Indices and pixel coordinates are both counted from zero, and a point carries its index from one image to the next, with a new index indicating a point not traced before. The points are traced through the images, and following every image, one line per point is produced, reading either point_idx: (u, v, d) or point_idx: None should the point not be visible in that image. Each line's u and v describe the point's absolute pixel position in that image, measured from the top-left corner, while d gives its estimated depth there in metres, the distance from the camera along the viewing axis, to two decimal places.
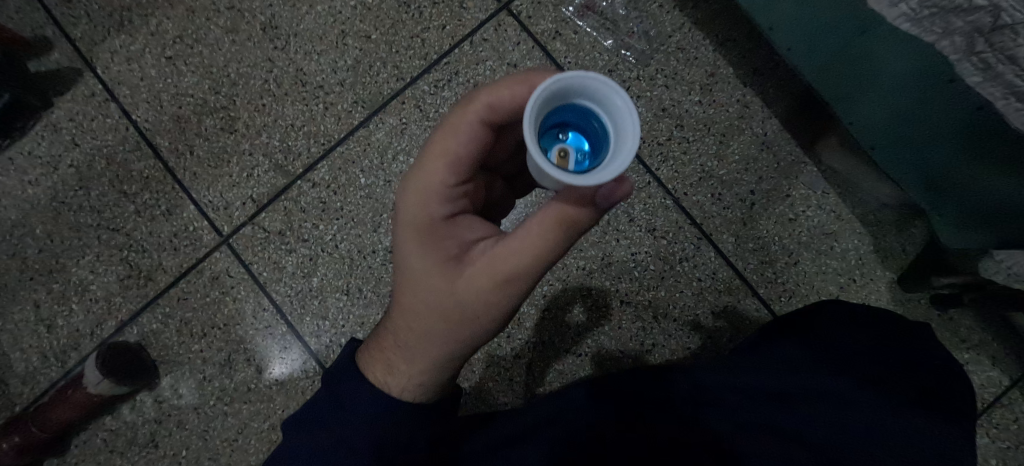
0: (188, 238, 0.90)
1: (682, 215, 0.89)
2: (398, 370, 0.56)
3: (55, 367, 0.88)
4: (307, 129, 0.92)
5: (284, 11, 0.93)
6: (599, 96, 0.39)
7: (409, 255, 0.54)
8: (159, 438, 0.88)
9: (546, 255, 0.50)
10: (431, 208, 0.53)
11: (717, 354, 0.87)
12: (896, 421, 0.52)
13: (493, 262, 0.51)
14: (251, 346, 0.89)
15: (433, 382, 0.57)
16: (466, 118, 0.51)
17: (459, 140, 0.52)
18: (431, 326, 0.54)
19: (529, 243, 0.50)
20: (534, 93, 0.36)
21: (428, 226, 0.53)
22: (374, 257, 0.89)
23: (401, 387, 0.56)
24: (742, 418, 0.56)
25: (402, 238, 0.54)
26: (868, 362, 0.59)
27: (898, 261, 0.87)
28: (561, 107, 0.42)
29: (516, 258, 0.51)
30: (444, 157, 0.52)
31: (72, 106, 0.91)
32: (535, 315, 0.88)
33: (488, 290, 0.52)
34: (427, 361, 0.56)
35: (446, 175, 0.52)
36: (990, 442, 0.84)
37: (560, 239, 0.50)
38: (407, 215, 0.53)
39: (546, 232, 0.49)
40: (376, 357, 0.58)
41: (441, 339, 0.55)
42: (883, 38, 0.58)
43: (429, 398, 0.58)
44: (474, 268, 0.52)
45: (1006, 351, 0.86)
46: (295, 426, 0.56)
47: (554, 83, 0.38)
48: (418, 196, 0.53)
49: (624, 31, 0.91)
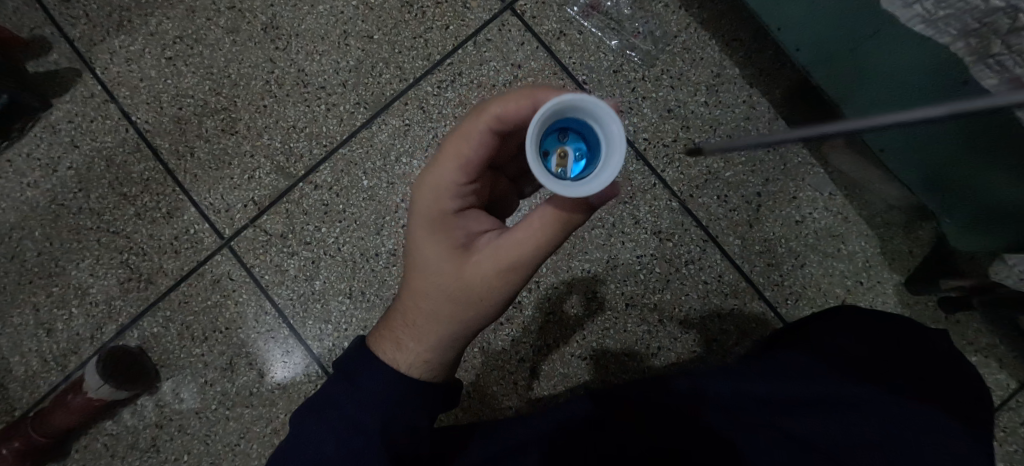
0: (189, 241, 0.89)
1: (688, 217, 0.89)
2: (407, 346, 0.58)
3: (55, 371, 0.87)
4: (309, 130, 0.91)
5: (286, 11, 0.92)
6: (596, 109, 0.40)
7: (421, 243, 0.55)
8: (160, 442, 0.87)
9: (550, 245, 0.53)
10: (444, 199, 0.54)
11: (723, 357, 0.87)
12: (911, 424, 0.51)
13: (500, 251, 0.53)
14: (253, 349, 0.88)
15: (440, 357, 0.58)
16: (476, 126, 0.51)
17: (471, 143, 0.52)
18: (441, 306, 0.56)
19: (535, 233, 0.52)
20: (534, 115, 0.39)
21: (440, 217, 0.54)
22: (377, 259, 0.88)
23: (409, 362, 0.57)
24: (751, 418, 0.55)
25: (415, 229, 0.56)
26: (877, 365, 0.59)
27: (906, 264, 0.87)
28: (562, 116, 0.42)
29: (522, 248, 0.53)
30: (457, 158, 0.52)
31: (71, 107, 0.90)
32: (540, 319, 0.88)
33: (495, 276, 0.54)
34: (435, 339, 0.57)
35: (459, 172, 0.53)
36: (997, 445, 0.84)
37: (564, 231, 0.52)
38: (421, 206, 0.55)
39: (551, 223, 0.52)
40: (385, 336, 0.60)
41: (449, 318, 0.56)
42: (899, 38, 0.57)
43: (438, 376, 0.59)
44: (482, 256, 0.54)
45: (1015, 354, 0.85)
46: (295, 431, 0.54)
47: (554, 103, 0.39)
48: (432, 191, 0.54)
49: (629, 32, 0.91)
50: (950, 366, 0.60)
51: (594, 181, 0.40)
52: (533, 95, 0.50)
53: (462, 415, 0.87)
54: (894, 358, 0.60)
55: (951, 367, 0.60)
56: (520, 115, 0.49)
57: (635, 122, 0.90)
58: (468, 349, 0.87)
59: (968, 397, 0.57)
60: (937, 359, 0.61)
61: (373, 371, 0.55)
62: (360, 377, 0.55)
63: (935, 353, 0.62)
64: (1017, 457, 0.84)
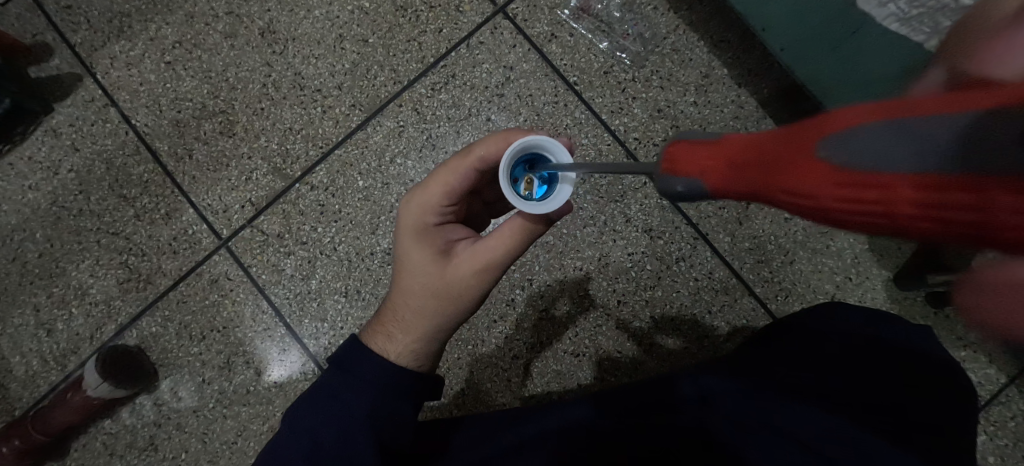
0: (187, 241, 0.91)
1: (678, 215, 0.90)
2: (396, 336, 0.60)
3: (55, 371, 0.88)
4: (305, 132, 0.92)
5: (282, 16, 0.94)
6: (546, 148, 0.52)
7: (407, 249, 0.60)
8: (158, 441, 0.88)
9: (521, 247, 0.57)
10: (428, 213, 0.59)
11: (714, 354, 0.88)
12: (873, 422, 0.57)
13: (476, 253, 0.57)
14: (250, 348, 0.89)
15: (428, 347, 0.60)
16: (460, 157, 0.57)
17: (456, 174, 0.58)
18: (424, 301, 0.59)
19: (507, 236, 0.57)
20: (502, 163, 0.49)
21: (425, 228, 0.59)
22: (373, 259, 0.90)
23: (397, 352, 0.59)
24: (746, 420, 0.57)
25: (402, 239, 0.60)
26: (850, 361, 0.62)
27: (894, 260, 0.88)
28: (519, 160, 0.53)
29: (495, 253, 0.57)
30: (441, 182, 0.58)
31: (72, 111, 0.92)
32: (534, 316, 0.89)
33: (473, 276, 0.58)
34: (421, 329, 0.59)
35: (443, 194, 0.59)
36: (988, 439, 0.85)
37: (531, 235, 0.57)
38: (407, 219, 0.60)
39: (521, 227, 0.56)
40: (376, 330, 0.62)
41: (433, 314, 0.59)
42: (874, 37, 0.59)
43: (426, 366, 0.60)
44: (461, 258, 0.58)
45: (1003, 349, 0.86)
46: (294, 430, 0.56)
47: (512, 153, 0.50)
48: (418, 206, 0.59)
49: (619, 34, 0.92)
50: (931, 370, 0.62)
51: (552, 202, 0.51)
52: (508, 135, 0.57)
53: (456, 413, 0.88)
54: (872, 359, 0.63)
55: (932, 369, 0.63)
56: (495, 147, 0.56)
57: (625, 122, 0.91)
58: (461, 348, 0.88)
59: (940, 398, 0.60)
60: (919, 363, 0.63)
61: (375, 370, 0.57)
62: (362, 378, 0.57)
63: (915, 352, 0.64)
64: (1008, 450, 0.84)
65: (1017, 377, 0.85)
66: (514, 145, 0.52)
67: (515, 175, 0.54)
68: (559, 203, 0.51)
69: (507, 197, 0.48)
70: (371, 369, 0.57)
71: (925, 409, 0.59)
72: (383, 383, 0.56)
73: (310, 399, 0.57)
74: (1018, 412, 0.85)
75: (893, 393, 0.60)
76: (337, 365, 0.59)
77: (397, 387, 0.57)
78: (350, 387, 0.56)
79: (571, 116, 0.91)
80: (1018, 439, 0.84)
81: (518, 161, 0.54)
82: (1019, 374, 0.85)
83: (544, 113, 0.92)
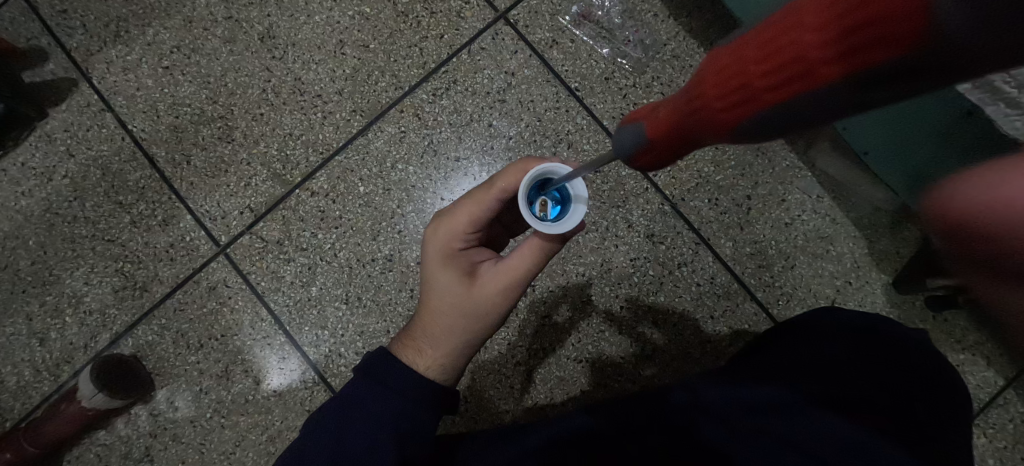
0: (185, 248, 0.89)
1: (680, 220, 0.90)
2: (426, 352, 0.60)
3: (47, 381, 0.86)
4: (305, 138, 0.91)
5: (282, 21, 0.94)
6: (555, 173, 0.53)
7: (433, 272, 0.60)
8: (154, 452, 0.86)
9: (540, 265, 0.58)
10: (453, 240, 0.59)
11: (717, 359, 0.88)
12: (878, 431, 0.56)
13: (500, 273, 0.58)
14: (249, 357, 0.88)
15: (455, 362, 0.60)
16: (485, 191, 0.57)
17: (482, 206, 0.58)
18: (451, 320, 0.59)
19: (527, 255, 0.57)
20: (520, 195, 0.50)
21: (450, 253, 0.60)
22: (374, 265, 0.89)
23: (427, 365, 0.59)
24: (743, 417, 0.58)
25: (429, 264, 0.61)
26: (857, 365, 0.62)
27: (893, 264, 0.89)
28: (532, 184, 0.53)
29: (515, 272, 0.58)
30: (468, 213, 0.58)
31: (67, 116, 0.90)
32: (535, 323, 0.88)
33: (498, 294, 0.58)
34: (449, 345, 0.59)
35: (469, 223, 0.59)
36: (988, 442, 0.85)
37: (551, 250, 0.57)
38: (434, 246, 0.60)
39: (540, 246, 0.57)
40: (406, 344, 0.61)
41: (461, 331, 0.59)
42: None
43: (451, 381, 0.60)
44: (485, 279, 0.58)
45: (1001, 352, 0.87)
46: (315, 435, 0.55)
47: (528, 179, 0.51)
48: (445, 237, 0.60)
49: (620, 40, 0.93)
50: (934, 376, 0.63)
51: (568, 221, 0.51)
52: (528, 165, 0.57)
53: (459, 420, 0.86)
54: (883, 363, 0.63)
55: (932, 369, 0.63)
56: (513, 177, 0.55)
57: None
58: None
59: (943, 401, 0.61)
60: (925, 364, 0.64)
61: (396, 375, 0.57)
62: (385, 385, 0.57)
63: (921, 356, 0.64)
64: (1007, 453, 0.85)
65: (1015, 380, 0.86)
66: (528, 172, 0.53)
67: (528, 198, 0.54)
68: (575, 223, 0.51)
69: (525, 218, 0.49)
70: (394, 376, 0.57)
71: (931, 414, 0.59)
72: (405, 394, 0.56)
73: (334, 404, 0.57)
74: (1016, 414, 0.85)
75: (897, 397, 0.60)
76: (361, 373, 0.59)
77: (415, 399, 0.56)
78: (369, 398, 0.56)
79: (573, 122, 0.91)
80: (1017, 442, 0.85)
81: (531, 186, 0.54)
82: (1016, 377, 0.86)
83: (545, 119, 0.92)
